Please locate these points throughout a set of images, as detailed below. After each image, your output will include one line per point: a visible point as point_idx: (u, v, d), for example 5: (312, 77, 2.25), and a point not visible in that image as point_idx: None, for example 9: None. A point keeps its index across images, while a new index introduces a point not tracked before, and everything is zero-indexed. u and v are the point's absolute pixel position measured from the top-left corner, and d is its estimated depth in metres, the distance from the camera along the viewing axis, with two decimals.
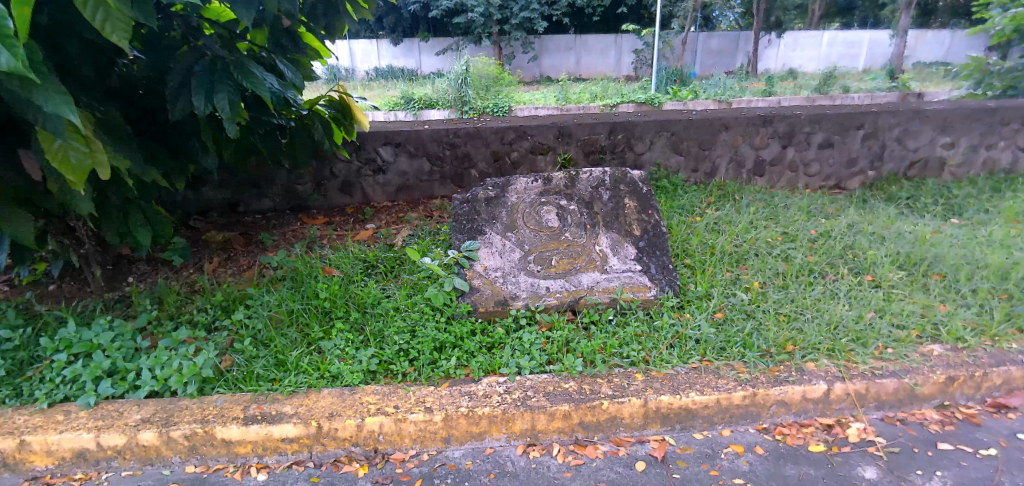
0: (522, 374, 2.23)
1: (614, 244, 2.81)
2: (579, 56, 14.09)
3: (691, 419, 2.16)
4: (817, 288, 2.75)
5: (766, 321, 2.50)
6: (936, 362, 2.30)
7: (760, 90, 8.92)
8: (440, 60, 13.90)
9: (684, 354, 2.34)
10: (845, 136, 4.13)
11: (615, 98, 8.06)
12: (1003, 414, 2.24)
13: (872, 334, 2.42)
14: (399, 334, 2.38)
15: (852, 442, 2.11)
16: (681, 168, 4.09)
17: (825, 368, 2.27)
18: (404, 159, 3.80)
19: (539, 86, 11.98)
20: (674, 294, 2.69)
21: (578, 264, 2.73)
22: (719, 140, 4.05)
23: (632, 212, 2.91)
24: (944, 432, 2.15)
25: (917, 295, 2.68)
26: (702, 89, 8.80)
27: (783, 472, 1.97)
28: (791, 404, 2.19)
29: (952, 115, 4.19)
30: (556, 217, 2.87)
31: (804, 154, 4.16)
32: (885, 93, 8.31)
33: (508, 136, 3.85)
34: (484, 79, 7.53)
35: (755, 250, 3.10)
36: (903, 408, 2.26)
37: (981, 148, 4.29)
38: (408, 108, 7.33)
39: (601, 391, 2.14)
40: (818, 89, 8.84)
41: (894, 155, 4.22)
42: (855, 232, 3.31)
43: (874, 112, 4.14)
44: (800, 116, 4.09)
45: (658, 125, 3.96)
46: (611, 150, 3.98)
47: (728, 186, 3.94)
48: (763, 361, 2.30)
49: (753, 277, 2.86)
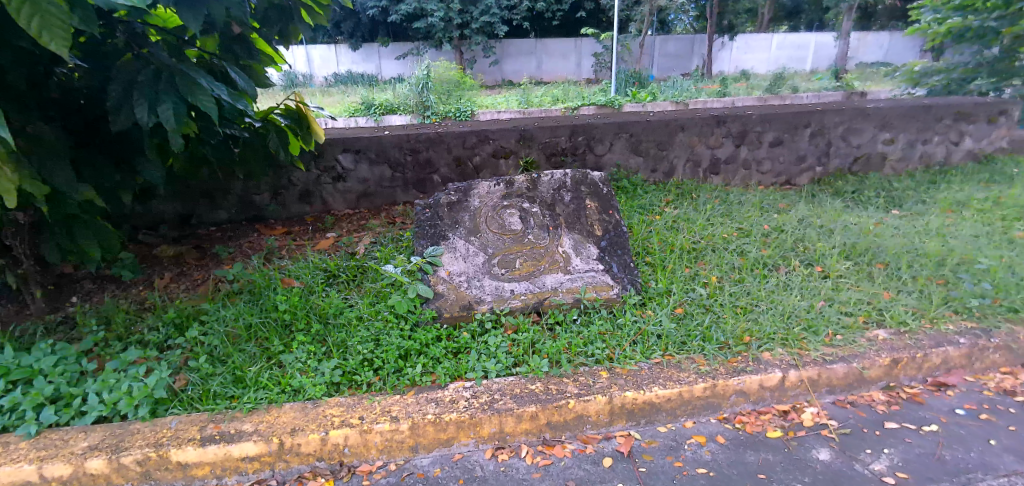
0: (489, 378, 2.24)
1: (577, 244, 2.84)
2: (540, 60, 14.24)
3: (655, 413, 2.21)
4: (770, 281, 2.85)
5: (723, 314, 2.59)
6: (882, 346, 2.42)
7: (715, 92, 9.19)
8: (400, 65, 13.83)
9: (647, 350, 2.39)
10: (794, 134, 4.30)
11: (576, 101, 8.15)
12: (943, 392, 2.38)
13: (822, 322, 2.53)
14: (362, 344, 2.35)
15: (806, 426, 2.20)
16: (640, 168, 4.18)
17: (780, 357, 2.36)
18: (364, 165, 3.76)
19: (501, 90, 12.01)
20: (637, 292, 2.75)
21: (541, 266, 2.75)
22: (676, 140, 4.15)
23: (594, 212, 2.95)
24: (890, 412, 2.27)
25: (861, 284, 2.82)
26: (660, 91, 9.02)
27: (744, 459, 2.04)
28: (749, 393, 2.27)
29: (892, 113, 4.40)
30: (520, 219, 2.87)
31: (756, 152, 4.31)
32: (831, 93, 8.67)
33: (470, 140, 3.85)
34: (444, 84, 7.56)
35: (712, 247, 3.19)
36: (853, 391, 2.37)
37: (917, 143, 4.54)
38: (368, 114, 7.25)
39: (568, 390, 2.17)
40: (769, 90, 9.16)
41: (839, 152, 4.41)
42: (804, 225, 3.44)
43: (820, 111, 4.32)
44: (751, 116, 4.24)
45: (617, 127, 4.04)
46: (573, 152, 4.04)
47: (686, 186, 4.04)
48: (721, 354, 2.38)
49: (710, 272, 2.95)
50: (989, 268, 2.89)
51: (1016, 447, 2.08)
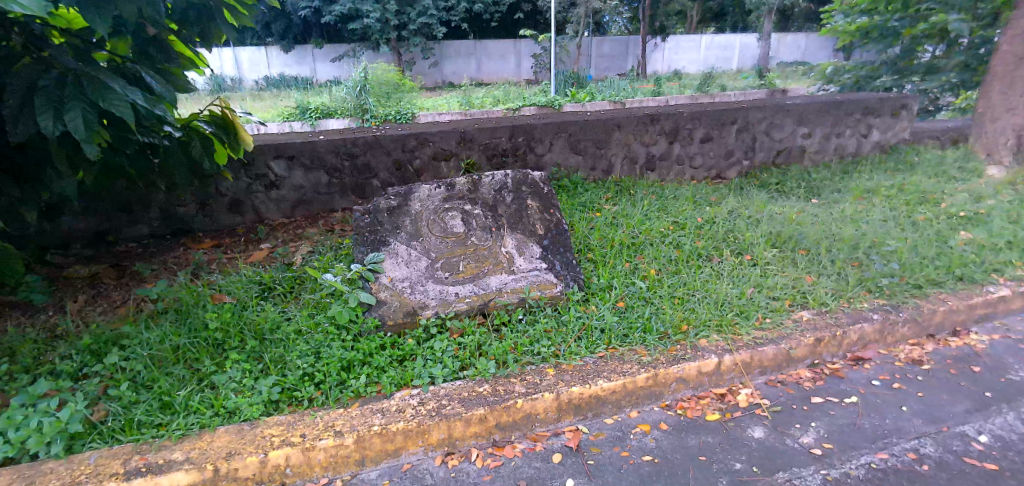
0: (436, 383, 2.23)
1: (520, 244, 2.86)
2: (479, 62, 14.27)
3: (601, 406, 2.27)
4: (704, 271, 2.98)
5: (662, 305, 2.68)
6: (806, 326, 2.60)
7: (650, 91, 9.50)
8: (336, 68, 13.50)
9: (591, 345, 2.45)
10: (722, 130, 4.51)
11: (516, 102, 8.21)
12: (861, 365, 2.59)
13: (752, 307, 2.67)
14: (302, 358, 2.28)
15: (742, 407, 2.33)
16: (580, 167, 4.26)
17: (715, 342, 2.49)
18: (298, 172, 3.65)
19: (441, 92, 11.94)
20: (579, 288, 2.80)
21: (485, 267, 2.75)
22: (613, 139, 4.27)
23: (535, 212, 2.99)
24: (816, 387, 2.44)
25: (787, 269, 3.00)
26: (598, 91, 9.23)
27: (686, 443, 2.14)
28: (689, 380, 2.37)
29: (808, 109, 4.69)
30: (461, 222, 2.88)
31: (688, 149, 4.49)
32: (756, 91, 9.14)
33: (409, 143, 3.81)
34: (383, 87, 7.45)
35: (650, 241, 3.30)
36: (783, 371, 2.52)
37: (832, 136, 4.86)
38: (304, 119, 7.04)
39: (515, 390, 2.19)
40: (700, 89, 9.56)
41: (763, 146, 4.67)
42: (734, 216, 3.62)
43: (745, 108, 4.55)
44: (682, 113, 4.41)
45: (556, 127, 4.10)
46: (513, 153, 4.07)
47: (624, 183, 4.16)
48: (661, 343, 2.47)
49: (649, 265, 3.05)
50: (895, 250, 3.16)
51: (923, 411, 2.31)
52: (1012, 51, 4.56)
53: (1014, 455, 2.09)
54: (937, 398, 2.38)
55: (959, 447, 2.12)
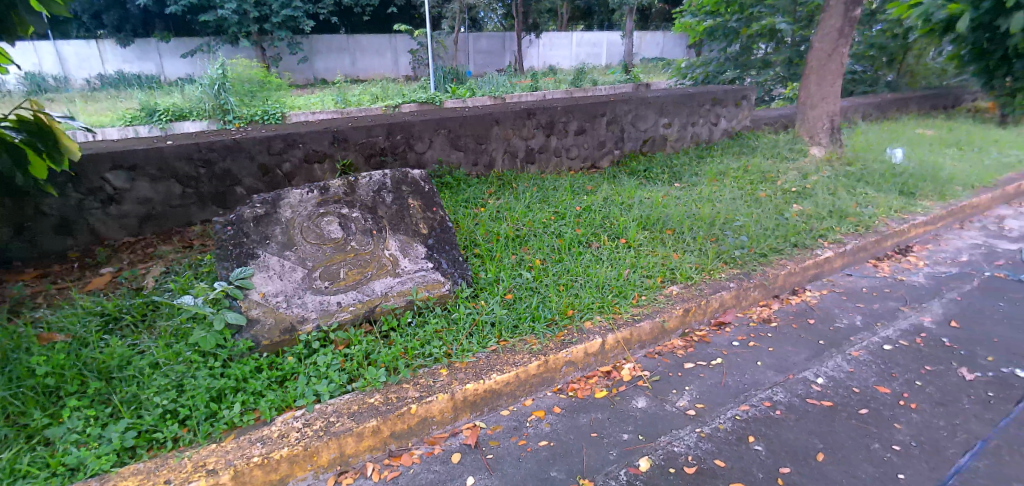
0: (322, 401, 2.10)
1: (404, 245, 2.78)
2: (352, 57, 13.72)
3: (497, 399, 2.31)
4: (585, 256, 3.12)
5: (548, 293, 2.76)
6: (676, 299, 2.84)
7: (528, 87, 9.72)
8: (188, 64, 12.32)
9: (482, 339, 2.46)
10: (594, 122, 4.73)
11: (395, 99, 7.98)
12: (723, 329, 2.89)
13: (629, 287, 2.85)
14: (161, 394, 2.03)
15: (626, 381, 2.49)
16: (462, 163, 4.24)
17: (599, 323, 2.62)
18: (144, 183, 3.24)
19: (312, 89, 11.28)
20: (467, 284, 2.80)
21: (368, 272, 2.62)
22: (492, 133, 4.30)
23: (417, 211, 2.94)
24: (687, 354, 2.68)
25: (657, 249, 3.23)
26: (477, 87, 9.27)
27: (578, 423, 2.25)
28: (577, 362, 2.49)
29: (668, 101, 5.07)
30: (339, 227, 2.72)
31: (564, 141, 4.65)
32: (624, 85, 9.72)
33: (276, 146, 3.56)
34: (245, 84, 6.90)
35: (533, 232, 3.37)
36: (659, 343, 2.74)
37: (688, 125, 5.31)
38: (152, 123, 6.32)
39: (409, 396, 2.14)
40: (573, 84, 9.96)
41: (631, 136, 4.97)
42: (609, 203, 3.82)
43: (613, 101, 4.81)
44: (556, 107, 4.56)
45: (434, 123, 4.04)
46: (392, 151, 3.96)
47: (506, 177, 4.22)
48: (549, 330, 2.55)
49: (534, 255, 3.12)
50: (744, 225, 3.53)
51: (774, 363, 2.63)
52: (822, 48, 5.24)
53: (844, 391, 2.43)
54: (783, 350, 2.72)
55: (803, 391, 2.43)
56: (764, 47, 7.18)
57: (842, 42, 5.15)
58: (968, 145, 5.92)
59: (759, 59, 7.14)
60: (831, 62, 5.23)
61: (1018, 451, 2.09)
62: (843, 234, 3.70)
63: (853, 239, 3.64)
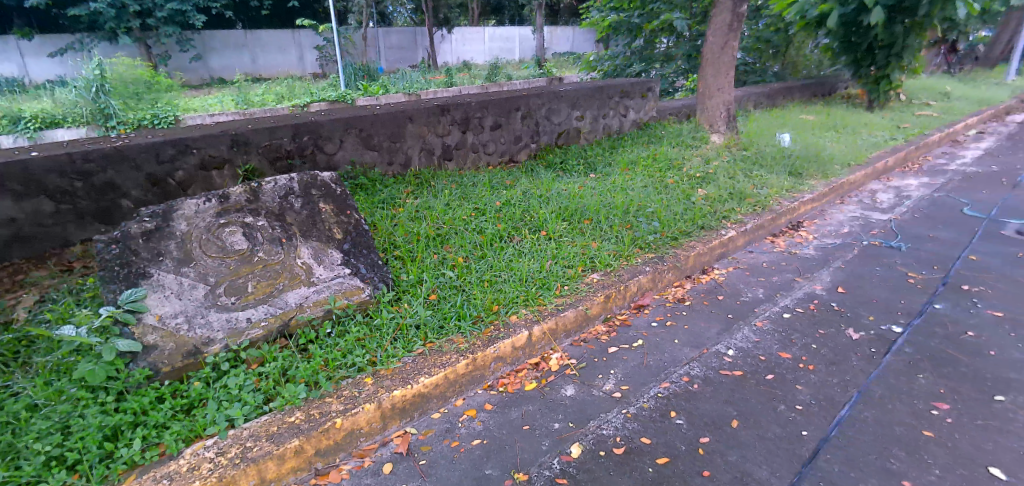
0: (236, 426, 1.96)
1: (317, 252, 2.65)
2: (252, 54, 12.95)
3: (427, 403, 2.26)
4: (508, 251, 3.12)
5: (473, 290, 2.73)
6: (597, 286, 2.91)
7: (442, 83, 9.62)
8: (58, 65, 11.09)
9: (408, 344, 2.40)
10: (509, 117, 4.74)
11: (303, 98, 7.60)
12: (642, 311, 3.01)
13: (552, 278, 2.89)
14: (43, 439, 1.81)
15: (554, 371, 2.52)
16: (376, 162, 4.11)
17: (524, 316, 2.64)
18: (4, 201, 2.80)
19: (209, 89, 10.52)
20: (389, 288, 2.72)
21: (279, 284, 2.47)
22: (406, 131, 4.19)
23: (329, 216, 2.81)
24: (610, 339, 2.76)
25: (577, 239, 3.29)
26: (390, 83, 9.05)
27: (509, 418, 2.25)
28: (505, 357, 2.49)
29: (579, 94, 5.19)
30: (244, 237, 2.53)
31: (481, 136, 4.63)
32: (538, 80, 9.85)
33: (166, 152, 3.26)
34: (128, 87, 6.34)
35: (454, 229, 3.33)
36: (583, 330, 2.80)
37: (599, 118, 5.47)
38: (17, 131, 5.69)
39: (332, 410, 2.04)
40: (488, 80, 9.97)
41: (546, 130, 5.03)
42: (528, 196, 3.85)
43: (526, 95, 4.84)
44: (470, 102, 4.52)
45: (344, 123, 3.88)
46: (300, 154, 3.76)
47: (424, 175, 4.14)
48: (476, 327, 2.53)
49: (456, 253, 3.08)
50: (655, 211, 3.69)
51: (689, 339, 2.76)
52: (715, 42, 5.56)
53: (752, 359, 2.60)
54: (697, 327, 2.87)
55: (716, 363, 2.57)
56: (665, 41, 7.52)
57: (732, 36, 5.48)
58: (844, 128, 6.53)
59: (661, 53, 7.51)
60: (724, 55, 5.54)
61: (899, 398, 2.33)
62: (743, 214, 3.95)
63: (752, 218, 3.90)
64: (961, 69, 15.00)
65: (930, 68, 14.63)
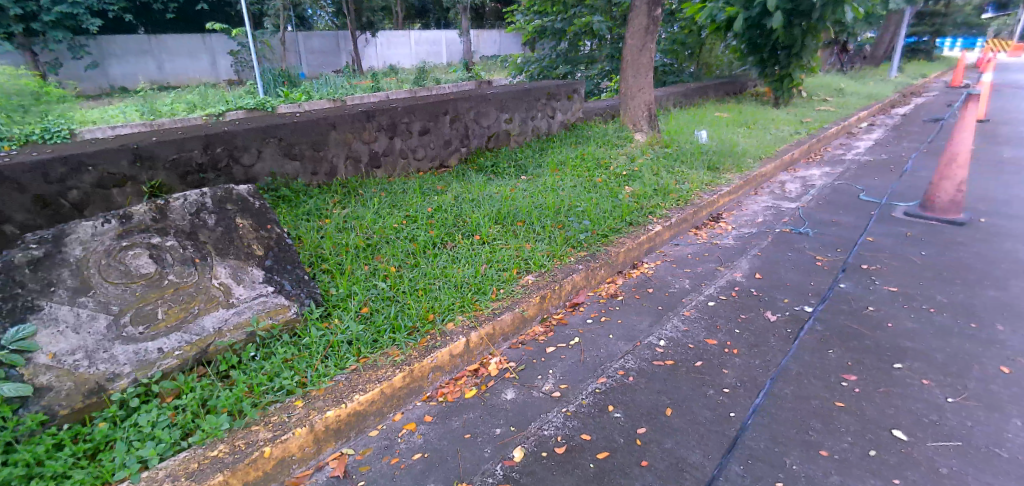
0: (151, 467, 1.80)
1: (235, 270, 2.49)
2: (158, 61, 12.12)
3: (363, 421, 2.17)
4: (441, 258, 3.06)
5: (407, 300, 2.66)
6: (532, 288, 2.92)
7: (368, 88, 9.39)
8: None
9: (340, 361, 2.30)
10: (437, 121, 4.67)
11: (218, 106, 7.15)
12: (577, 309, 3.05)
13: (487, 283, 2.87)
14: None
15: (494, 375, 2.50)
16: (299, 173, 3.93)
17: (461, 323, 2.60)
18: None
19: (110, 99, 9.74)
20: (318, 304, 2.60)
21: (194, 308, 2.30)
22: (329, 139, 4.04)
23: (247, 231, 2.65)
24: (548, 339, 2.77)
25: (510, 242, 3.29)
26: (313, 89, 8.73)
27: (450, 428, 2.20)
28: (443, 366, 2.44)
29: (507, 97, 5.20)
30: (151, 260, 2.35)
31: (409, 142, 4.53)
32: (467, 84, 9.82)
33: (57, 171, 2.95)
34: (13, 99, 5.76)
35: (385, 238, 3.24)
36: (521, 333, 2.80)
37: (528, 120, 5.50)
38: None
39: (259, 438, 1.93)
40: (415, 84, 9.84)
41: (475, 133, 5.01)
42: (460, 201, 3.81)
43: (453, 99, 4.79)
44: (396, 108, 4.41)
45: (261, 132, 3.68)
46: (213, 167, 3.54)
47: (350, 184, 4.01)
48: (411, 338, 2.47)
49: (388, 263, 2.99)
50: (585, 209, 3.75)
51: (623, 333, 2.82)
52: (634, 45, 5.74)
53: (681, 348, 2.69)
54: (630, 320, 2.94)
55: (649, 355, 2.64)
56: (589, 44, 7.72)
57: (649, 39, 5.70)
58: (754, 124, 6.92)
59: (585, 55, 7.69)
60: (643, 56, 5.76)
61: (813, 373, 2.48)
62: (668, 209, 4.10)
63: (676, 213, 4.05)
64: (853, 67, 16.35)
65: (826, 66, 15.85)
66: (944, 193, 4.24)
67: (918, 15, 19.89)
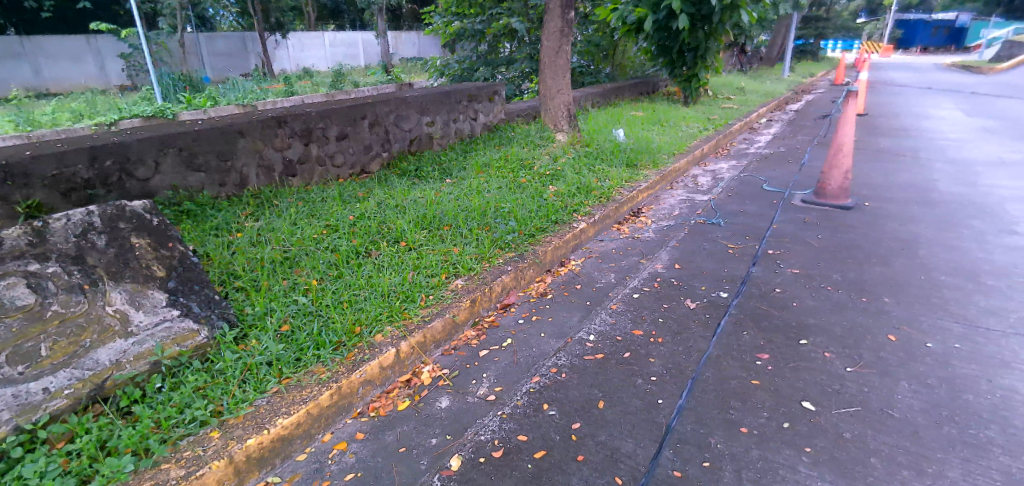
0: None
1: (133, 295, 2.27)
2: (35, 65, 10.91)
3: (289, 445, 2.05)
4: (366, 267, 2.95)
5: (331, 314, 2.54)
6: (462, 292, 2.88)
7: (280, 92, 8.96)
8: None
9: (260, 384, 2.16)
10: (355, 126, 4.52)
11: (110, 115, 6.54)
12: (508, 310, 3.04)
13: (415, 290, 2.80)
14: None
15: (427, 385, 2.44)
16: (204, 185, 3.67)
17: (390, 334, 2.52)
18: None
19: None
20: (232, 325, 2.43)
21: (85, 341, 2.07)
22: (237, 147, 3.80)
23: (145, 252, 2.45)
24: (480, 342, 2.74)
25: (437, 246, 3.23)
26: (218, 94, 8.22)
27: (384, 443, 2.12)
28: (374, 379, 2.35)
29: (427, 100, 5.11)
30: (30, 289, 2.11)
31: (326, 148, 4.35)
32: (386, 87, 9.60)
33: None
34: None
35: (304, 250, 3.08)
36: (453, 339, 2.75)
37: (450, 122, 5.44)
38: None
39: (171, 477, 1.77)
40: (332, 88, 9.50)
41: (396, 137, 4.89)
42: (383, 207, 3.70)
43: (371, 102, 4.66)
44: (310, 112, 4.22)
45: (158, 142, 3.39)
46: (103, 182, 3.22)
47: (264, 194, 3.79)
48: (337, 353, 2.36)
49: (309, 276, 2.85)
50: (511, 210, 3.75)
51: (553, 331, 2.85)
52: (550, 46, 5.83)
53: (610, 341, 2.75)
54: (560, 317, 2.97)
55: (580, 350, 2.67)
56: (508, 46, 7.77)
57: (564, 41, 5.82)
58: (667, 122, 7.23)
59: (504, 57, 7.74)
60: (559, 58, 5.86)
61: (731, 355, 2.61)
62: (591, 206, 4.18)
63: (599, 210, 4.14)
64: (753, 68, 17.53)
65: (729, 67, 16.88)
66: (834, 181, 4.61)
67: (806, 19, 21.62)
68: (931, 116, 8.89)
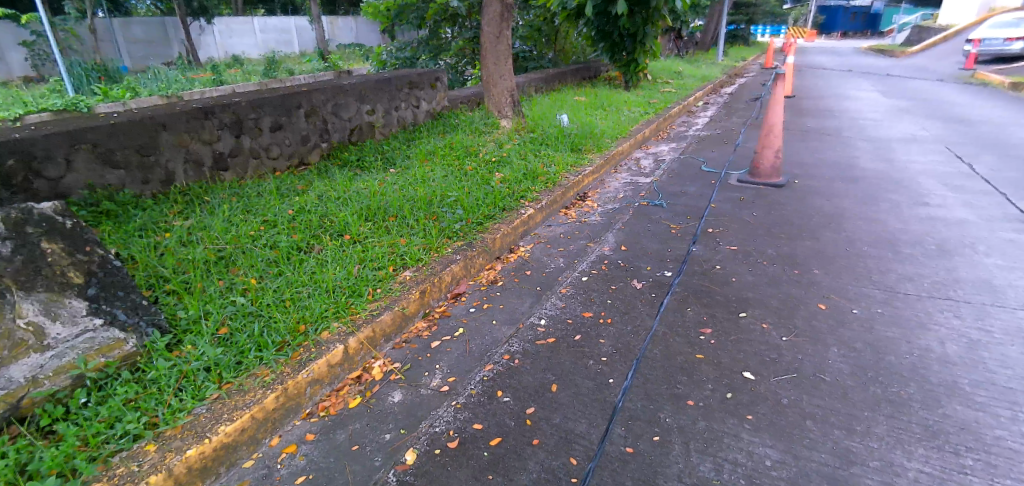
0: None
1: (47, 305, 2.09)
2: None
3: (234, 452, 1.96)
4: (308, 263, 2.84)
5: (272, 314, 2.43)
6: (410, 284, 2.83)
7: (208, 81, 8.49)
8: None
9: (197, 391, 2.05)
10: (290, 116, 4.32)
11: (13, 108, 5.98)
12: (459, 299, 3.01)
13: (362, 285, 2.72)
14: None
15: (378, 380, 2.39)
16: (125, 183, 3.42)
17: (337, 331, 2.44)
18: None
19: None
20: (163, 332, 2.28)
21: None
22: (160, 141, 3.56)
23: (59, 258, 2.26)
24: (432, 334, 2.70)
25: (383, 238, 3.15)
26: (139, 84, 7.69)
27: (336, 442, 2.06)
28: (322, 378, 2.28)
29: (366, 87, 4.95)
30: None
31: (260, 140, 4.15)
32: (324, 75, 9.27)
33: None
34: None
35: (240, 249, 2.93)
36: (403, 331, 2.70)
37: (391, 110, 5.30)
38: None
39: None
40: (265, 76, 9.08)
41: (335, 127, 4.72)
42: (324, 200, 3.57)
43: (306, 91, 4.46)
44: (240, 102, 4.00)
45: (68, 137, 3.13)
46: (6, 183, 2.94)
47: (193, 191, 3.59)
48: (282, 354, 2.26)
49: (246, 275, 2.71)
50: (457, 199, 3.71)
51: (505, 318, 2.84)
52: (491, 31, 5.76)
53: (561, 325, 2.77)
54: (511, 304, 2.97)
55: (532, 335, 2.68)
56: (450, 32, 7.64)
57: (504, 26, 5.77)
58: (609, 106, 7.32)
59: (446, 43, 7.60)
60: (500, 44, 5.81)
61: (676, 332, 2.68)
62: (538, 192, 4.19)
63: (546, 195, 4.16)
64: (689, 52, 18.04)
65: (667, 51, 17.25)
66: (766, 160, 4.81)
67: (737, 5, 22.38)
68: (851, 97, 9.43)
